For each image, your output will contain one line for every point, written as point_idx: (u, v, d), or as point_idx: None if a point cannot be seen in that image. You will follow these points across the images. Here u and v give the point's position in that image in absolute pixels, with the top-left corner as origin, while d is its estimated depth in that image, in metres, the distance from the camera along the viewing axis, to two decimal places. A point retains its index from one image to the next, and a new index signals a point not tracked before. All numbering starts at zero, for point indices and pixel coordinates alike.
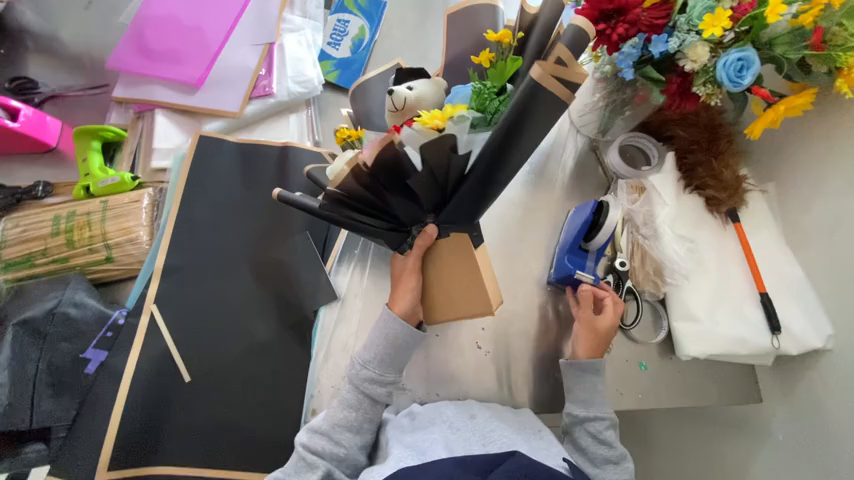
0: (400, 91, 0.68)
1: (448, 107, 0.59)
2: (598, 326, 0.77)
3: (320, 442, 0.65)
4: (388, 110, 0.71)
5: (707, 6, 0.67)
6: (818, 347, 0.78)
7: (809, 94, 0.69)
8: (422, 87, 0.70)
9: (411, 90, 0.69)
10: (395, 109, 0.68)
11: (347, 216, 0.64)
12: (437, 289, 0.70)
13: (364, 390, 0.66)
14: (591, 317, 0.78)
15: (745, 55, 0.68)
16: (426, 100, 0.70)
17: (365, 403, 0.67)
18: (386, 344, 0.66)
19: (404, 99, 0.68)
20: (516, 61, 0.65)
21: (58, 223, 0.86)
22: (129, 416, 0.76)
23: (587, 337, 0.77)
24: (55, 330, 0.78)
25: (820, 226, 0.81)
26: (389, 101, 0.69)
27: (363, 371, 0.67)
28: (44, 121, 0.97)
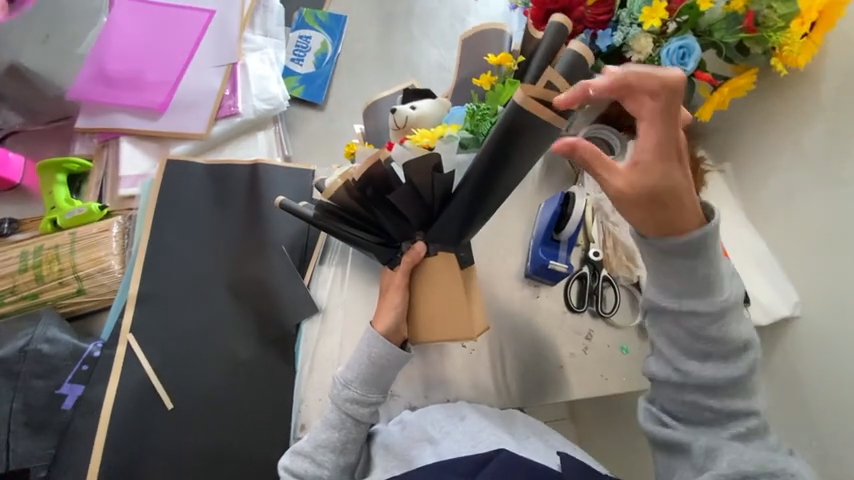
0: (404, 110, 0.74)
1: (438, 128, 0.70)
2: (651, 185, 0.48)
3: (302, 464, 0.65)
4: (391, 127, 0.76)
5: (644, 1, 0.72)
6: (786, 314, 0.79)
7: (750, 75, 0.74)
8: (425, 106, 0.75)
9: (413, 109, 0.75)
10: (398, 127, 0.75)
11: (336, 228, 0.67)
12: (424, 308, 0.69)
13: (346, 410, 0.66)
14: (622, 186, 0.49)
15: (686, 43, 0.71)
16: (427, 119, 0.75)
17: (348, 423, 0.66)
18: (368, 364, 0.66)
19: (406, 118, 0.74)
20: (514, 84, 0.72)
21: (26, 259, 0.85)
22: (113, 448, 0.75)
23: (642, 212, 0.50)
24: (28, 368, 0.76)
25: (776, 198, 0.84)
26: (392, 117, 0.75)
27: (344, 391, 0.66)
28: (5, 157, 0.96)
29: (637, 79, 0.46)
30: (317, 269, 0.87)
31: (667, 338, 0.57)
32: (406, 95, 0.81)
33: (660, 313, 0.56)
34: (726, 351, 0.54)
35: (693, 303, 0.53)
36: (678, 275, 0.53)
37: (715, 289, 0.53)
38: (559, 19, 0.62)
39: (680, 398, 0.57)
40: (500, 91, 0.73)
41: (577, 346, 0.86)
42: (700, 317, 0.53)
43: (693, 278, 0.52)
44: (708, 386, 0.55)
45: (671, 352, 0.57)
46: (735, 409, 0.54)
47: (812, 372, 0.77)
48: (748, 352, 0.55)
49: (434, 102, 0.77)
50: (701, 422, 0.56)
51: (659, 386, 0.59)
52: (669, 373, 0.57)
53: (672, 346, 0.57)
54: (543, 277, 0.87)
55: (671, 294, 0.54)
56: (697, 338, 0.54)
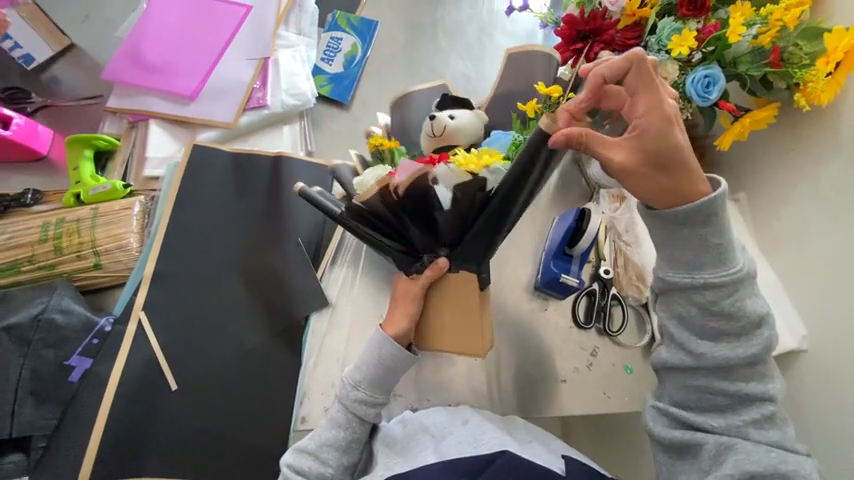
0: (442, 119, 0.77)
1: (486, 155, 0.62)
2: (648, 152, 0.51)
3: (306, 462, 0.65)
4: (427, 132, 0.79)
5: (674, 29, 0.74)
6: (794, 347, 0.80)
7: (772, 108, 0.75)
8: (463, 117, 0.78)
9: (452, 119, 0.77)
10: (433, 135, 0.78)
11: (362, 229, 0.68)
12: (436, 318, 0.69)
13: (353, 410, 0.66)
14: (625, 162, 0.51)
15: (711, 72, 0.73)
16: (464, 129, 0.78)
17: (354, 423, 0.66)
18: (377, 365, 0.65)
19: (444, 127, 0.77)
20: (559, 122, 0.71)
21: (47, 230, 0.86)
22: (117, 423, 0.75)
23: (648, 183, 0.53)
24: (39, 337, 0.76)
25: (788, 228, 0.85)
26: (431, 125, 0.78)
27: (354, 393, 0.66)
28: (35, 129, 0.98)
29: (607, 70, 0.51)
30: (331, 264, 0.87)
31: (680, 319, 0.59)
32: (443, 101, 0.83)
33: (672, 292, 0.58)
34: (739, 329, 0.56)
35: (705, 277, 0.55)
36: (690, 250, 0.55)
37: (731, 261, 0.55)
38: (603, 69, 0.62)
39: (692, 385, 0.59)
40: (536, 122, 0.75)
41: (582, 361, 0.86)
42: (712, 294, 0.55)
43: (701, 250, 0.55)
44: (721, 367, 0.57)
45: (685, 333, 0.59)
46: (749, 393, 0.56)
47: (818, 407, 0.77)
48: (761, 330, 0.56)
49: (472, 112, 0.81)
50: (713, 409, 0.58)
51: (672, 373, 0.61)
52: (682, 358, 0.59)
53: (684, 329, 0.59)
54: (553, 291, 0.88)
55: (684, 269, 0.56)
56: (710, 316, 0.56)
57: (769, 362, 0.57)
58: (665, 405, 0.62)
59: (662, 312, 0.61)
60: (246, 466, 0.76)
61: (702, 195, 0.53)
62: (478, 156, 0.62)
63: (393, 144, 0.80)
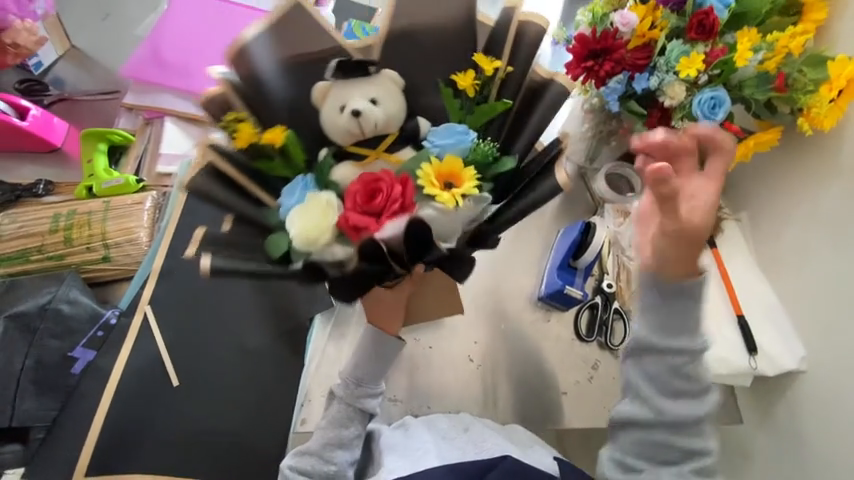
0: (359, 109, 0.55)
1: (463, 177, 0.53)
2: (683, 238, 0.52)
3: (308, 462, 0.64)
4: (342, 129, 0.56)
5: (682, 51, 0.75)
6: (792, 369, 0.82)
7: (775, 132, 0.77)
8: (386, 102, 0.56)
9: (377, 108, 0.55)
10: (356, 133, 0.56)
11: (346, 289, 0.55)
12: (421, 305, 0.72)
13: (356, 406, 0.66)
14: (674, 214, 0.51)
15: (717, 94, 0.75)
16: (394, 119, 0.57)
17: (357, 419, 0.66)
18: (376, 360, 0.65)
19: (375, 124, 0.56)
20: (507, 104, 0.57)
21: (58, 221, 0.87)
22: (116, 417, 0.75)
23: (675, 246, 0.53)
24: (46, 326, 0.78)
25: (788, 251, 0.87)
26: (351, 121, 0.55)
27: (356, 389, 0.66)
28: (51, 121, 0.99)
29: (705, 133, 0.55)
30: None
31: (649, 378, 0.59)
32: (342, 68, 0.56)
33: (643, 353, 0.59)
34: (697, 391, 0.58)
35: (677, 343, 0.57)
36: (661, 314, 0.57)
37: (695, 332, 0.57)
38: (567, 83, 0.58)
39: (647, 439, 0.59)
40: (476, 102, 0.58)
41: (583, 374, 0.87)
42: (678, 358, 0.57)
43: (669, 315, 0.57)
44: (677, 424, 0.58)
45: (652, 393, 0.59)
46: (692, 448, 0.58)
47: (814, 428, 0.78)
48: (709, 393, 0.59)
49: (384, 86, 0.57)
50: (664, 461, 0.59)
51: (628, 429, 0.61)
52: (646, 415, 0.59)
53: (650, 387, 0.59)
54: (556, 302, 0.88)
55: (661, 336, 0.57)
56: (676, 378, 0.57)
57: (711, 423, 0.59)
58: (621, 454, 0.61)
59: (631, 369, 0.60)
60: (245, 466, 0.76)
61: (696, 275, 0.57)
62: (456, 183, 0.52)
63: (276, 130, 0.54)
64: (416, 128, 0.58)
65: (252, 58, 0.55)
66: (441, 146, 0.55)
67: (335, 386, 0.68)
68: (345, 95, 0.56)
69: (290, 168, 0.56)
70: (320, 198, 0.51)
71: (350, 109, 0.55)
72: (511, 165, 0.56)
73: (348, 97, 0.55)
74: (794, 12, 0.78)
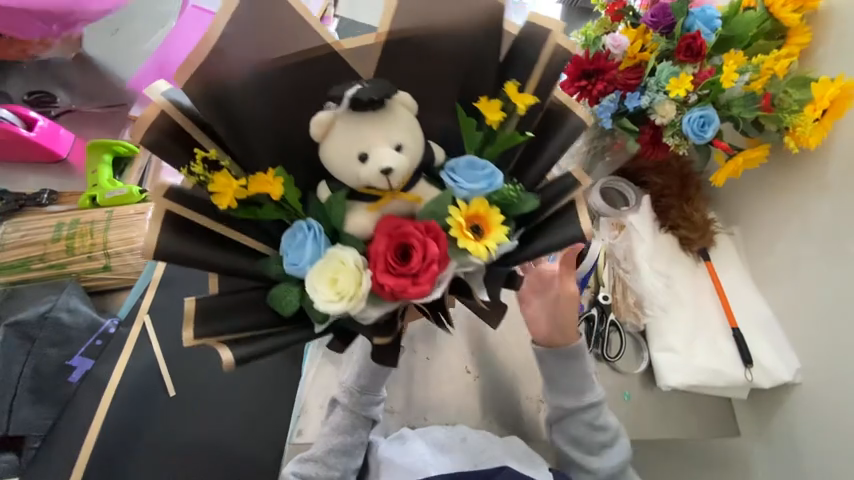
0: (384, 161, 0.47)
1: (496, 226, 0.47)
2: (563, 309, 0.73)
3: (311, 468, 0.65)
4: (364, 180, 0.48)
5: (671, 72, 0.77)
6: (787, 380, 0.84)
7: (763, 149, 0.80)
8: (407, 146, 0.48)
9: (401, 154, 0.48)
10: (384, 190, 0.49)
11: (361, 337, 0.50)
12: None
13: (358, 412, 0.68)
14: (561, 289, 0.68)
15: (706, 113, 0.77)
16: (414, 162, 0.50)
17: (360, 426, 0.68)
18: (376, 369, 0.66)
19: (403, 174, 0.48)
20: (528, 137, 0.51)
21: (60, 230, 0.87)
22: (111, 427, 0.75)
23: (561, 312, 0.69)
24: (45, 334, 0.78)
25: (781, 266, 0.89)
26: (379, 179, 0.47)
27: (358, 396, 0.67)
28: (57, 132, 1.01)
29: None
30: None
31: (573, 441, 0.71)
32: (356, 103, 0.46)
33: (566, 418, 0.71)
34: (612, 437, 0.70)
35: (588, 399, 0.70)
36: (566, 380, 0.71)
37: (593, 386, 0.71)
38: (583, 115, 0.53)
39: None
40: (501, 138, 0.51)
41: None
42: (588, 415, 0.70)
43: (573, 379, 0.70)
44: (612, 473, 0.69)
45: (576, 452, 0.71)
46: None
47: None
48: (620, 437, 0.71)
49: (399, 124, 0.48)
50: None
51: None
52: (583, 475, 0.70)
53: (578, 447, 0.71)
54: None
55: (573, 397, 0.71)
56: (596, 430, 0.70)
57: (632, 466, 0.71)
58: None
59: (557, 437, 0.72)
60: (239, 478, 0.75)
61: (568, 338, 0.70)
62: (489, 234, 0.46)
63: (270, 175, 0.46)
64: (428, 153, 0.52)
65: (223, 73, 0.45)
66: (470, 189, 0.48)
67: (338, 393, 0.69)
68: (362, 139, 0.47)
69: (281, 212, 0.48)
70: (343, 257, 0.44)
71: (376, 165, 0.47)
72: (533, 205, 0.50)
73: (367, 143, 0.47)
74: (779, 36, 0.81)
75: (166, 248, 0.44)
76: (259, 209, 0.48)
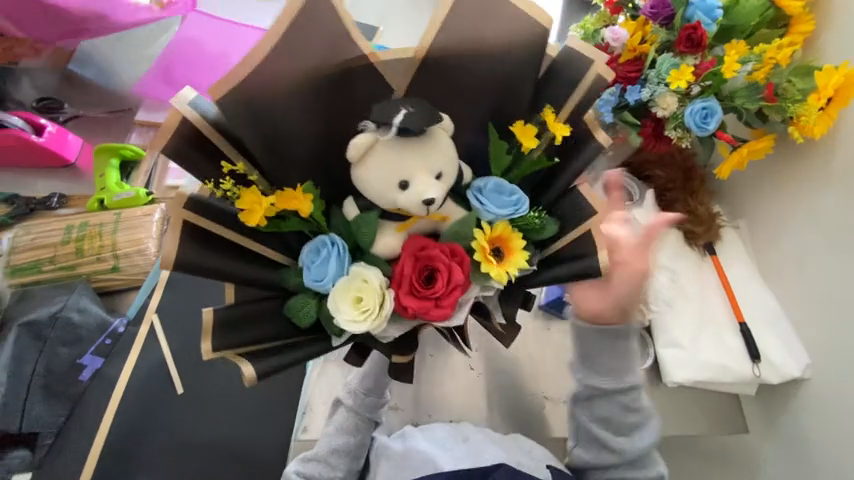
0: (427, 191, 0.47)
1: (517, 251, 0.48)
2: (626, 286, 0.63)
3: (315, 468, 0.66)
4: (397, 206, 0.49)
5: (672, 63, 0.77)
6: (797, 376, 0.83)
7: (768, 140, 0.79)
8: (444, 167, 0.49)
9: (438, 179, 0.48)
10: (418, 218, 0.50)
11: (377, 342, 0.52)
12: None
13: (361, 414, 0.69)
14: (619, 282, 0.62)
15: (708, 104, 0.77)
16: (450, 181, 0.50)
17: (363, 428, 0.69)
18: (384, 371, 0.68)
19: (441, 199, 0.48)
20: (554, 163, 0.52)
21: (70, 233, 0.90)
22: (119, 424, 0.77)
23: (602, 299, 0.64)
24: (56, 334, 0.80)
25: (788, 261, 0.88)
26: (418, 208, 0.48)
27: (365, 398, 0.69)
28: (66, 138, 1.04)
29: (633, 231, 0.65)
30: None
31: (602, 420, 0.67)
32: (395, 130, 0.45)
33: (600, 397, 0.67)
34: (644, 419, 0.67)
35: (627, 379, 0.66)
36: (606, 362, 0.66)
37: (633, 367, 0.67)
38: (603, 139, 0.51)
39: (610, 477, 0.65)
40: (531, 162, 0.52)
41: None
42: (623, 397, 0.66)
43: (611, 361, 0.66)
44: (636, 461, 0.65)
45: (603, 432, 0.66)
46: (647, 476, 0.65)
47: None
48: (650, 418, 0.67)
49: (434, 144, 0.48)
50: None
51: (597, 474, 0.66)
52: (606, 458, 0.65)
53: (606, 428, 0.66)
54: (555, 311, 0.90)
55: (612, 375, 0.66)
56: (628, 411, 0.66)
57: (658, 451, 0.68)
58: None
59: (583, 414, 0.68)
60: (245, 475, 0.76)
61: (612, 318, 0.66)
62: (510, 258, 0.48)
63: (299, 195, 0.47)
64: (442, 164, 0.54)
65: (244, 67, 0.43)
66: (496, 212, 0.49)
67: (341, 394, 0.70)
68: (399, 166, 0.47)
69: (305, 226, 0.49)
70: (370, 276, 0.45)
71: (417, 194, 0.47)
72: (551, 232, 0.51)
73: (404, 167, 0.47)
74: (781, 23, 0.80)
75: (185, 259, 0.45)
76: (285, 222, 0.49)
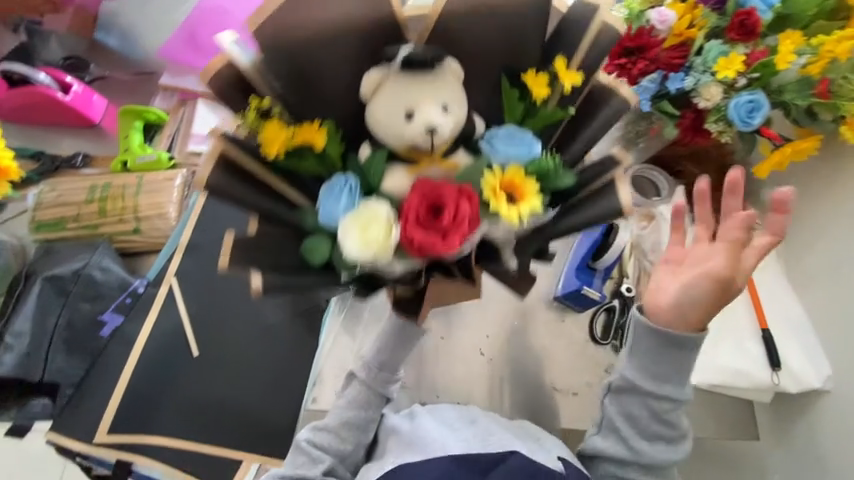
0: (429, 123, 0.46)
1: (530, 193, 0.45)
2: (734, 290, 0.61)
3: (325, 438, 0.67)
4: (402, 142, 0.47)
5: (720, 51, 0.73)
6: (816, 386, 0.81)
7: (814, 140, 0.74)
8: (455, 106, 0.47)
9: (446, 113, 0.46)
10: (422, 150, 0.47)
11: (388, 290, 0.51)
12: None
13: (373, 389, 0.68)
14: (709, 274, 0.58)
15: (755, 97, 0.73)
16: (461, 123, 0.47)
17: (374, 403, 0.68)
18: (398, 348, 0.66)
19: (447, 134, 0.47)
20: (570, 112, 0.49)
21: (94, 192, 0.91)
22: (137, 380, 0.80)
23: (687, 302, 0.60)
24: (77, 289, 0.82)
25: (821, 270, 0.85)
26: (422, 134, 0.46)
27: (378, 373, 0.68)
28: (91, 98, 1.04)
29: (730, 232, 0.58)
30: None
31: (627, 418, 0.63)
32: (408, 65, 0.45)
33: (633, 394, 0.63)
34: (673, 435, 0.62)
35: (668, 390, 0.61)
36: (659, 365, 0.61)
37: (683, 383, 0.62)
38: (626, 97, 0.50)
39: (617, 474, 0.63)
40: (545, 108, 0.49)
41: (594, 376, 0.84)
42: (661, 405, 0.61)
43: (665, 366, 0.61)
44: (649, 466, 0.62)
45: (632, 434, 0.62)
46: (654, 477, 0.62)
47: None
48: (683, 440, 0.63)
49: (448, 84, 0.47)
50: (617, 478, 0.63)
51: (597, 463, 0.64)
52: (621, 453, 0.62)
53: (629, 426, 0.62)
54: (571, 303, 0.86)
55: (656, 381, 0.62)
56: (657, 420, 0.62)
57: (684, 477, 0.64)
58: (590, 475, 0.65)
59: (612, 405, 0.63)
60: (256, 439, 0.78)
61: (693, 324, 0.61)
62: (521, 199, 0.44)
63: (317, 133, 0.45)
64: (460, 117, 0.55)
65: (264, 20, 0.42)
66: (505, 154, 0.46)
67: (355, 367, 0.70)
68: (408, 101, 0.46)
69: (325, 169, 0.47)
70: (375, 207, 0.43)
71: (422, 120, 0.45)
72: (570, 180, 0.47)
73: (413, 101, 0.46)
74: (841, 16, 0.74)
75: (215, 182, 0.45)
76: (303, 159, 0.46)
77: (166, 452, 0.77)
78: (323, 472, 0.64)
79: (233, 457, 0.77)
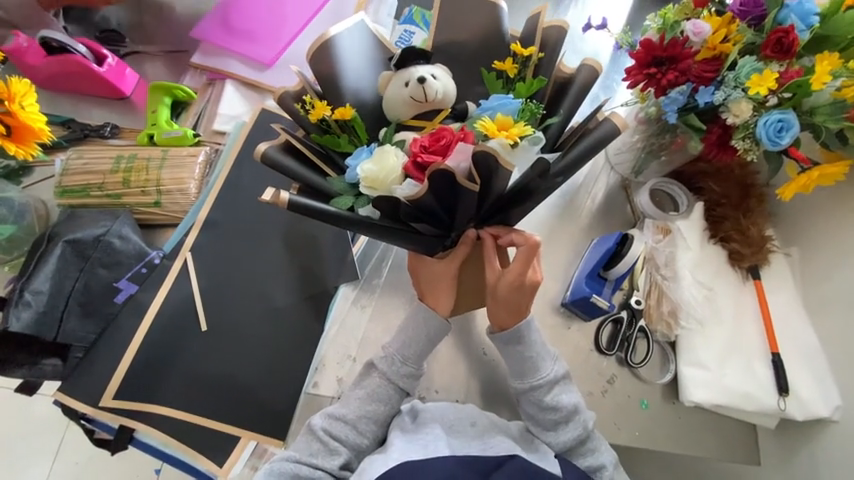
0: (424, 79, 0.68)
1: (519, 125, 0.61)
2: (499, 292, 0.67)
3: (341, 430, 0.68)
4: (411, 97, 0.69)
5: (754, 68, 0.71)
6: (824, 416, 0.80)
7: (844, 166, 0.70)
8: (444, 77, 0.70)
9: (436, 80, 0.69)
10: (419, 101, 0.69)
11: (412, 226, 0.66)
12: (463, 287, 0.74)
13: (396, 385, 0.71)
14: (494, 280, 0.67)
15: (786, 117, 0.70)
16: (449, 93, 0.71)
17: (393, 398, 0.71)
18: (421, 341, 0.71)
19: (435, 92, 0.69)
20: (541, 80, 0.67)
21: (119, 163, 0.93)
22: (147, 349, 0.82)
23: (495, 308, 0.70)
24: (97, 255, 0.83)
25: (840, 300, 0.83)
26: (417, 88, 0.68)
27: (402, 368, 0.71)
28: (123, 71, 1.07)
29: (503, 236, 0.68)
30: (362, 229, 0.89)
31: (530, 417, 0.72)
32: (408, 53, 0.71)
33: (519, 395, 0.73)
34: (563, 417, 0.70)
35: (531, 382, 0.71)
36: (513, 360, 0.72)
37: (538, 368, 0.71)
38: (593, 63, 0.68)
39: None
40: (516, 82, 0.70)
41: (596, 386, 0.83)
42: (537, 393, 0.71)
43: (520, 360, 0.71)
44: (566, 450, 0.70)
45: (535, 429, 0.71)
46: (588, 466, 0.69)
47: None
48: (577, 414, 0.70)
49: (436, 67, 0.71)
50: None
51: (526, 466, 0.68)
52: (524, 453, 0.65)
53: (533, 424, 0.71)
54: (577, 310, 0.85)
55: (518, 377, 0.72)
56: (545, 410, 0.70)
57: (595, 436, 0.71)
58: None
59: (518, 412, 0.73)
60: (257, 418, 0.79)
61: (512, 323, 0.71)
62: (512, 126, 0.61)
63: (346, 110, 0.68)
64: (464, 109, 0.72)
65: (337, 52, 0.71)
66: (492, 108, 0.65)
67: (375, 359, 0.72)
68: (409, 72, 0.69)
69: (350, 140, 0.71)
70: (382, 151, 0.62)
71: (415, 79, 0.68)
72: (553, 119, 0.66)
73: (416, 70, 0.69)
74: None
75: (271, 155, 0.65)
76: (335, 133, 0.70)
77: (170, 422, 0.79)
78: (340, 465, 0.66)
79: (232, 434, 0.78)
